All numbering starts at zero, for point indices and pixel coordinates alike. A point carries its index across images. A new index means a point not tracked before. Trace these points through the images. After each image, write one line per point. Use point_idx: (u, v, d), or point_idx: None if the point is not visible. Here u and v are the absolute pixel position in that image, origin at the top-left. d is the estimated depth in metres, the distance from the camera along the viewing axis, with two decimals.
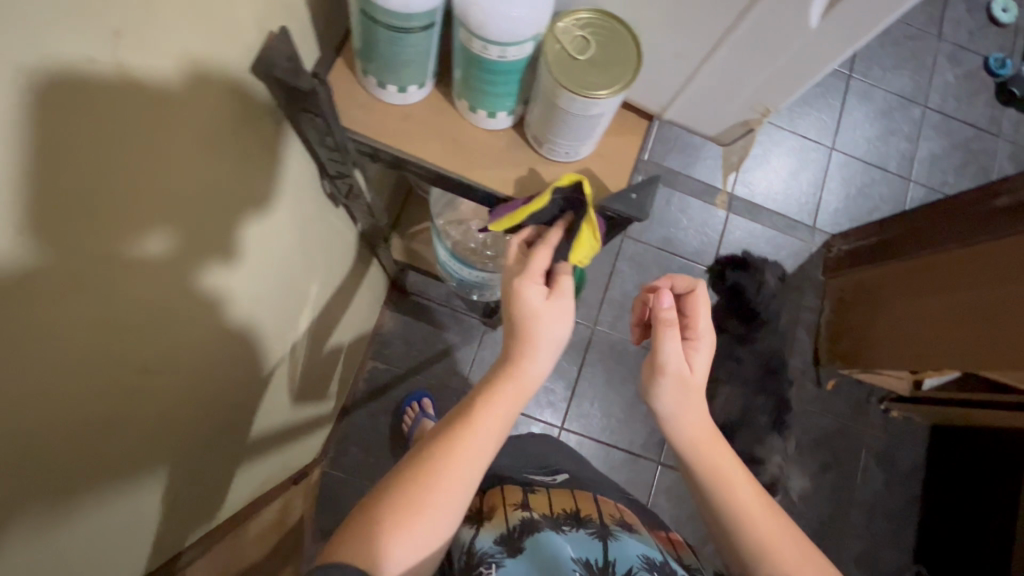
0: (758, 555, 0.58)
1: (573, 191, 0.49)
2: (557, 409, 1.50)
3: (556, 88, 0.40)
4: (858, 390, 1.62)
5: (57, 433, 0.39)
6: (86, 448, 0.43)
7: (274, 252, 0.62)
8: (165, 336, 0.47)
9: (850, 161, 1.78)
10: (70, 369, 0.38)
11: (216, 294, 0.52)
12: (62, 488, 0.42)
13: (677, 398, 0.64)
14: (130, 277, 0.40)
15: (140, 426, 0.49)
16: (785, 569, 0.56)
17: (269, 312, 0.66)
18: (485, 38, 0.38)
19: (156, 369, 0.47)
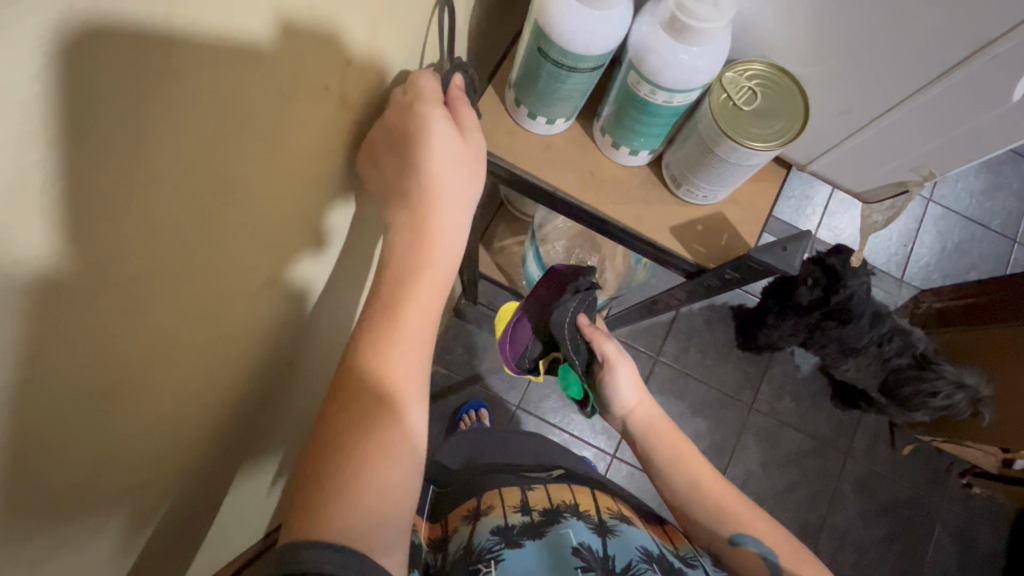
0: (718, 518, 0.62)
1: (703, 233, 0.49)
2: (611, 436, 1.48)
3: (718, 137, 0.40)
4: (937, 459, 1.51)
5: (222, 435, 0.41)
6: (237, 445, 0.45)
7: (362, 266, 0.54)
8: (258, 357, 0.40)
9: (948, 214, 1.67)
10: (191, 404, 0.34)
11: (290, 300, 0.41)
12: (211, 480, 0.44)
13: (626, 390, 0.72)
14: (224, 309, 0.33)
15: (274, 425, 0.51)
16: (741, 525, 0.61)
17: (347, 303, 0.55)
18: (655, 84, 0.38)
19: (297, 369, 0.49)
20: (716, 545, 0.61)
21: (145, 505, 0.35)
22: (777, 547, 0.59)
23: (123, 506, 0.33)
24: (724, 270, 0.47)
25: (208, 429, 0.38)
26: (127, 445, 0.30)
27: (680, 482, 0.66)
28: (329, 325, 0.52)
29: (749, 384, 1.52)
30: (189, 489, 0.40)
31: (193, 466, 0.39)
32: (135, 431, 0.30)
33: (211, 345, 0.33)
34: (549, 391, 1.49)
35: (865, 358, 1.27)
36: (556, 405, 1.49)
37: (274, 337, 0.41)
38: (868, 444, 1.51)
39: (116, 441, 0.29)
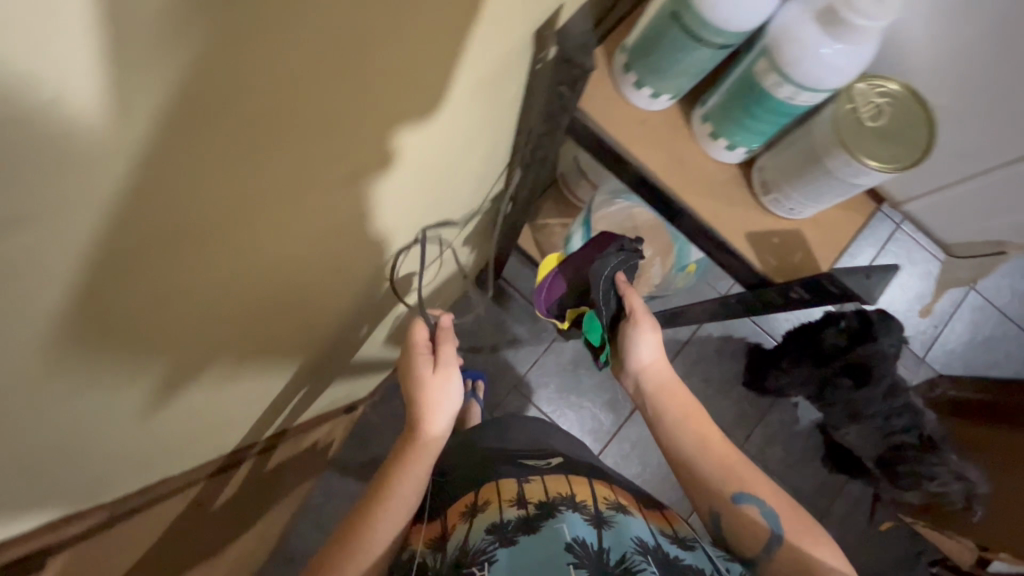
0: (721, 477, 0.62)
1: (778, 246, 0.48)
2: (597, 439, 1.48)
3: (832, 147, 0.38)
4: (911, 542, 1.49)
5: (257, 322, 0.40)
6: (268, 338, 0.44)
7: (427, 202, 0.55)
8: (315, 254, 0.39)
9: (986, 306, 1.63)
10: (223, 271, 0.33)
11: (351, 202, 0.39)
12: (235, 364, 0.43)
13: (645, 346, 0.71)
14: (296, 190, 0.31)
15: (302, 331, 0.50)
16: (745, 485, 0.62)
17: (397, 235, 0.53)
18: (785, 75, 0.37)
19: (339, 278, 0.49)
20: (722, 512, 0.61)
21: (174, 346, 0.36)
22: (778, 507, 0.60)
23: (153, 343, 0.34)
24: (790, 287, 0.45)
25: (242, 301, 0.37)
26: (172, 285, 0.30)
27: (685, 442, 0.66)
28: (379, 246, 0.52)
29: (744, 423, 1.51)
30: (215, 350, 0.41)
31: (223, 328, 0.39)
32: (188, 276, 0.31)
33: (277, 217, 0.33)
34: (548, 380, 1.49)
35: (870, 425, 1.25)
36: (552, 395, 1.49)
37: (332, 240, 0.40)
38: (846, 510, 1.49)
39: (169, 276, 0.29)
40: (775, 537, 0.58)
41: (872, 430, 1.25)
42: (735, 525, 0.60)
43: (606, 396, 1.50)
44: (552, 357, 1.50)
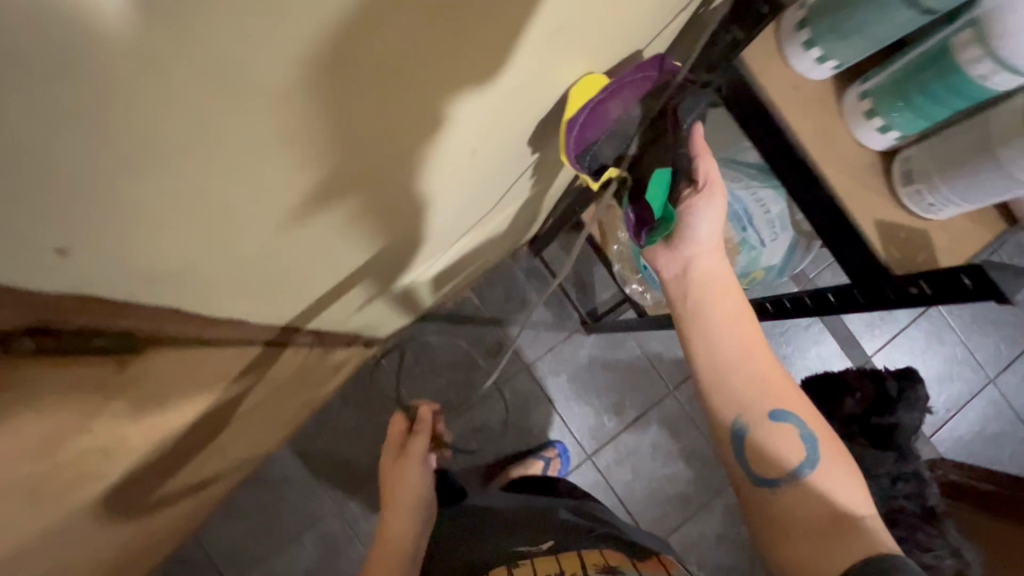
0: (759, 393, 0.58)
1: (903, 241, 0.47)
2: (596, 439, 1.47)
3: (1014, 136, 0.38)
4: None
5: (390, 181, 0.39)
6: (385, 207, 0.43)
7: (504, 148, 0.49)
8: (468, 123, 0.38)
9: (1003, 402, 1.62)
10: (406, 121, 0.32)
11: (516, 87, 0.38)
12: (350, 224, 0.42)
13: (709, 222, 0.57)
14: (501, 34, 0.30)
15: (404, 218, 0.49)
16: (785, 403, 0.57)
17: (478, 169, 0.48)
18: (989, 49, 0.36)
19: (460, 177, 0.47)
20: (755, 424, 0.57)
21: (310, 195, 0.33)
22: (818, 431, 0.56)
23: (231, 176, 0.26)
24: (912, 280, 0.44)
25: (403, 156, 0.36)
26: (359, 107, 0.28)
27: (728, 345, 0.59)
28: (452, 179, 0.46)
29: None
30: (306, 226, 0.36)
31: (350, 194, 0.36)
32: (373, 104, 0.28)
33: (478, 68, 0.32)
34: (560, 369, 1.48)
35: (874, 485, 1.19)
36: (561, 384, 1.48)
37: (484, 116, 0.39)
38: None
39: (370, 92, 0.27)
40: (808, 461, 0.55)
41: (875, 491, 1.19)
42: (756, 438, 0.57)
43: (613, 399, 1.48)
44: (569, 347, 1.48)
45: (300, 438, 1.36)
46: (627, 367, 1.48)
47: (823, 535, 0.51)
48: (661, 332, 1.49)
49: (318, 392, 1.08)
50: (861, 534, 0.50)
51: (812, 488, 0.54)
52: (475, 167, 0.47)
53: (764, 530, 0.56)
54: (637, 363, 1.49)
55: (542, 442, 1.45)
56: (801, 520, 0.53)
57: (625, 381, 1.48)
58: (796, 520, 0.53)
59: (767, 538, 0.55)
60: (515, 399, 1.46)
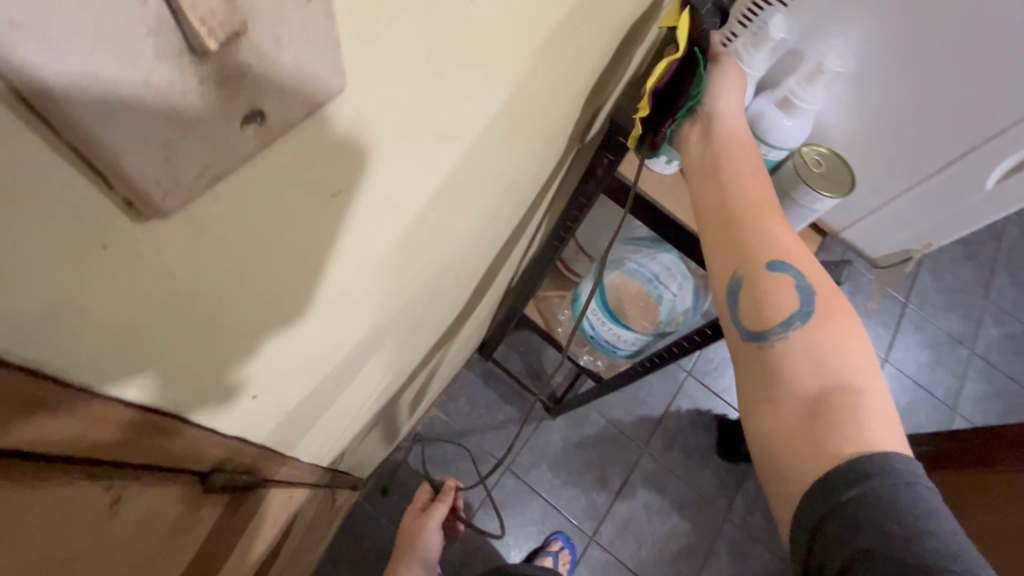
0: (761, 243, 0.53)
1: None
2: (593, 518, 1.50)
3: (796, 183, 0.59)
4: None
5: (412, 312, 0.51)
6: (403, 335, 0.54)
7: (438, 284, 0.52)
8: (458, 259, 0.52)
9: (901, 375, 1.91)
10: (424, 266, 0.45)
11: (484, 227, 0.53)
12: (381, 355, 0.53)
13: (734, 94, 0.57)
14: (477, 197, 0.46)
15: (413, 341, 0.60)
16: (788, 258, 0.53)
17: (424, 312, 0.54)
18: (763, 140, 0.59)
19: (451, 298, 0.60)
20: (752, 275, 0.53)
21: (365, 336, 0.44)
22: (818, 288, 0.52)
23: (237, 331, 0.27)
24: None
25: (421, 292, 0.49)
26: (404, 263, 0.40)
27: (743, 198, 0.55)
28: (399, 326, 0.50)
29: (725, 492, 1.58)
30: (352, 365, 0.46)
31: (388, 328, 0.48)
32: (409, 259, 0.40)
33: (469, 218, 0.47)
34: (539, 460, 1.53)
35: None
36: (544, 475, 1.52)
37: (466, 252, 0.53)
38: None
39: (408, 254, 0.39)
40: (800, 313, 0.51)
41: None
42: (749, 297, 0.53)
43: (595, 473, 1.55)
44: (541, 437, 1.55)
45: None
46: (598, 438, 1.57)
47: (804, 426, 0.47)
48: (617, 397, 1.62)
49: (315, 551, 1.05)
50: (849, 413, 0.46)
51: (803, 343, 0.50)
52: (318, 367, 0.38)
53: (756, 385, 0.52)
54: (606, 432, 1.59)
55: (543, 538, 1.45)
56: (787, 394, 0.50)
57: (600, 452, 1.56)
58: (783, 395, 0.49)
59: (749, 405, 0.52)
60: (506, 502, 1.48)
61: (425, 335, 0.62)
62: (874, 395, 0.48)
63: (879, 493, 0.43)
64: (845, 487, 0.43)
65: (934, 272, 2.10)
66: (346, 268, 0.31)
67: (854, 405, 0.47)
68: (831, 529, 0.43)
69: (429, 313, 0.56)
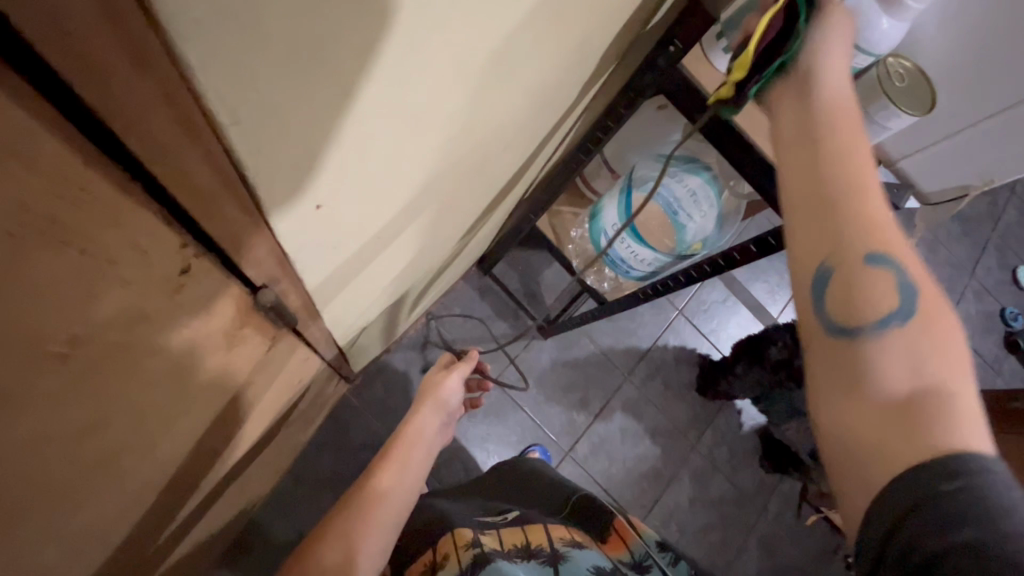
0: (863, 227, 0.48)
1: None
2: (570, 436, 1.56)
3: (875, 94, 0.55)
4: (831, 536, 1.65)
5: (459, 175, 0.47)
6: (442, 202, 0.50)
7: (492, 149, 0.48)
8: (516, 123, 0.48)
9: None
10: (489, 117, 0.41)
11: (550, 92, 0.48)
12: (420, 219, 0.49)
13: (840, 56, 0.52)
14: (558, 49, 0.41)
15: (445, 215, 0.57)
16: (889, 247, 0.48)
17: (468, 179, 0.50)
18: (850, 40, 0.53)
19: (491, 173, 0.56)
20: (847, 266, 0.48)
21: (417, 185, 0.41)
22: (916, 282, 0.48)
23: (337, 122, 0.26)
24: None
25: (475, 151, 0.45)
26: (476, 103, 0.36)
27: (846, 172, 0.48)
28: (446, 186, 0.47)
29: (697, 425, 1.65)
30: (395, 215, 0.43)
31: (437, 185, 0.45)
32: (482, 104, 0.37)
33: (544, 72, 0.42)
34: (526, 377, 1.56)
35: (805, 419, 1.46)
36: (528, 391, 1.55)
37: (524, 119, 0.49)
38: (779, 507, 1.64)
39: (483, 90, 0.35)
40: (897, 311, 0.47)
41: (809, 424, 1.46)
42: (840, 287, 0.48)
43: (578, 395, 1.59)
44: (530, 355, 1.57)
45: (277, 494, 1.30)
46: (585, 362, 1.60)
47: (893, 426, 0.43)
48: (609, 326, 1.64)
49: (306, 433, 1.06)
50: (945, 419, 0.43)
51: (899, 347, 0.46)
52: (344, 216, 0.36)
53: (834, 383, 0.48)
54: (593, 357, 1.62)
55: (522, 448, 1.51)
56: (874, 390, 0.45)
57: (586, 376, 1.60)
58: (870, 393, 0.45)
59: (827, 401, 0.47)
60: (489, 412, 1.51)
61: (457, 212, 0.58)
62: (971, 402, 0.44)
63: (978, 491, 0.39)
64: (946, 479, 0.40)
65: (929, 245, 2.13)
66: (437, 78, 0.30)
67: (948, 406, 0.43)
68: (919, 525, 0.40)
69: (470, 185, 0.53)
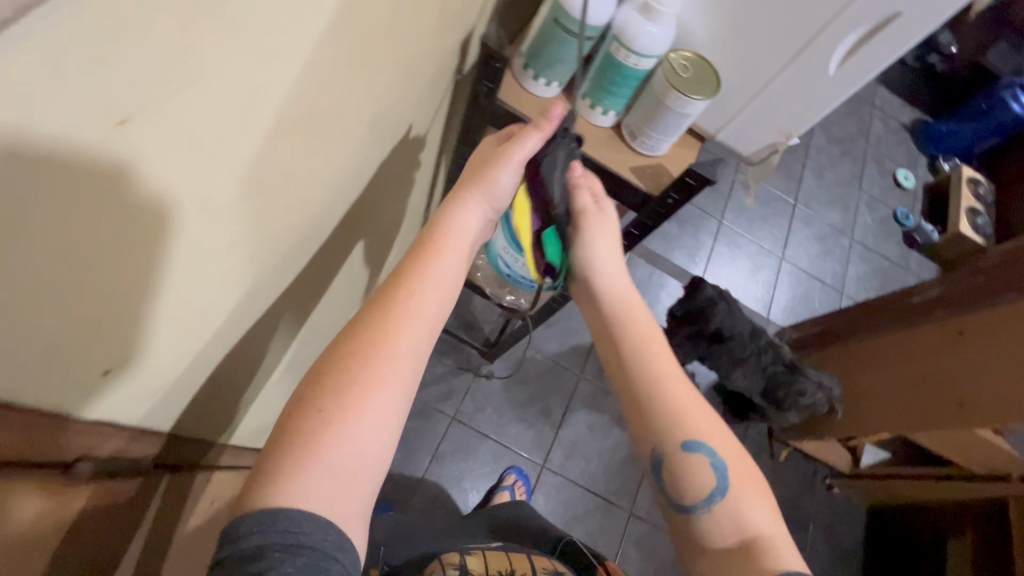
0: (672, 422, 0.58)
1: (651, 175, 0.71)
2: (542, 448, 1.58)
3: (668, 90, 0.61)
4: (807, 467, 1.70)
5: (294, 256, 0.51)
6: (289, 280, 0.54)
7: (316, 222, 0.52)
8: (334, 194, 0.52)
9: (797, 270, 2.11)
10: (297, 204, 0.45)
11: (357, 158, 0.52)
12: (271, 301, 0.52)
13: (607, 253, 0.65)
14: (342, 129, 0.46)
15: (305, 288, 0.59)
16: (698, 433, 0.58)
17: (304, 255, 0.54)
18: (632, 50, 0.60)
19: (337, 237, 0.60)
20: (669, 455, 0.58)
21: (246, 280, 0.44)
22: (728, 455, 0.58)
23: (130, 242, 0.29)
24: (666, 195, 0.69)
25: (298, 233, 0.49)
26: (267, 200, 0.40)
27: (644, 376, 0.59)
28: (284, 266, 0.50)
29: None
30: (240, 313, 0.46)
31: (274, 273, 0.49)
32: (277, 200, 0.42)
33: (338, 151, 0.47)
34: (483, 404, 1.57)
35: (750, 369, 1.44)
36: (489, 416, 1.57)
37: (344, 184, 0.53)
38: (754, 453, 1.68)
39: (268, 189, 0.39)
40: (717, 488, 0.57)
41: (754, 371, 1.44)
42: (671, 470, 0.58)
43: (539, 406, 1.61)
44: (481, 382, 1.59)
45: None
46: (536, 372, 1.63)
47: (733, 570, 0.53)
48: (549, 332, 1.69)
49: None
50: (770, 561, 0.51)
51: (723, 514, 0.56)
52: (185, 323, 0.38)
53: (690, 544, 0.57)
54: (542, 365, 1.65)
55: (498, 475, 1.51)
56: (716, 543, 0.55)
57: (541, 385, 1.63)
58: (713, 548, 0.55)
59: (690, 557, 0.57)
60: (456, 448, 1.51)
61: (316, 277, 0.61)
62: (782, 541, 0.54)
63: None
64: None
65: (815, 172, 2.32)
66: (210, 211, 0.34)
67: (771, 548, 0.53)
68: None
69: (312, 254, 0.56)
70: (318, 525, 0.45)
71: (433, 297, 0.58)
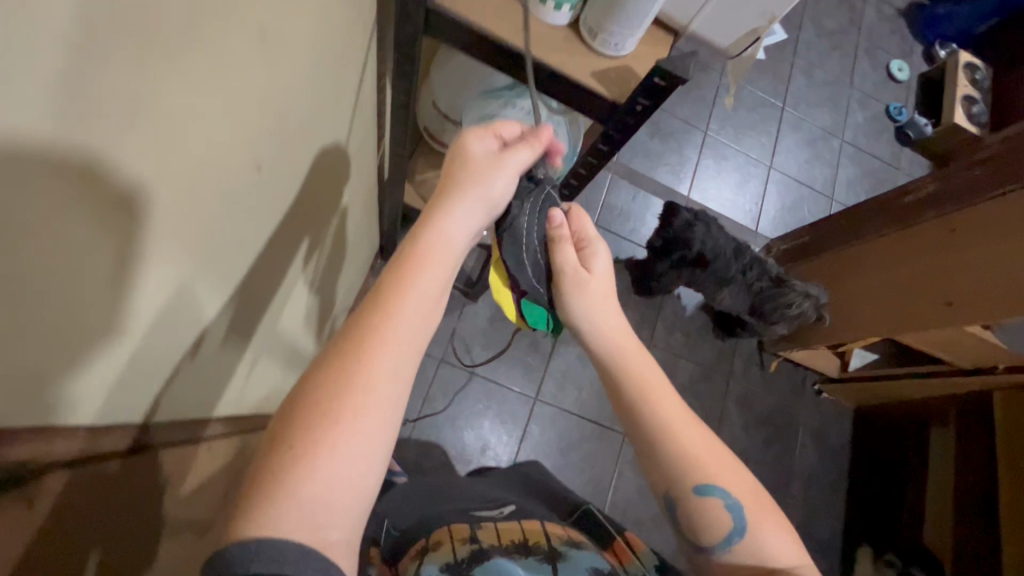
0: (686, 468, 0.59)
1: (616, 78, 0.63)
2: (533, 380, 1.58)
3: None
4: (797, 374, 1.72)
5: (213, 214, 0.45)
6: (218, 244, 0.48)
7: (233, 173, 0.45)
8: (249, 134, 0.45)
9: (785, 178, 2.03)
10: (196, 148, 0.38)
11: (267, 87, 0.45)
12: (198, 269, 0.46)
13: (596, 316, 0.65)
14: (232, 49, 0.38)
15: (242, 244, 0.54)
16: (711, 477, 0.59)
17: (228, 211, 0.47)
18: None
19: (268, 187, 0.53)
20: (681, 497, 0.60)
21: (146, 245, 0.37)
22: (745, 500, 0.59)
23: None
24: (635, 100, 0.60)
25: (211, 182, 0.42)
26: (140, 142, 0.32)
27: (658, 436, 0.60)
28: (202, 228, 0.44)
29: (647, 322, 1.68)
30: (153, 285, 0.40)
31: (189, 236, 0.42)
32: (160, 142, 0.34)
33: (234, 77, 0.40)
34: (469, 342, 1.54)
35: (737, 287, 1.41)
36: (477, 354, 1.55)
37: (260, 120, 0.46)
38: (744, 365, 1.70)
39: (139, 125, 0.31)
40: (735, 531, 0.58)
41: (740, 288, 1.40)
42: (687, 510, 0.60)
43: (527, 340, 1.59)
44: (466, 320, 1.55)
45: None
46: None
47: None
48: None
49: None
50: None
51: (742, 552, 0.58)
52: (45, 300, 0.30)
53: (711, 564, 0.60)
54: None
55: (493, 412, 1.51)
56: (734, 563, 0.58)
57: None
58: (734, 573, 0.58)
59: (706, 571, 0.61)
60: (447, 388, 1.51)
61: (255, 232, 0.55)
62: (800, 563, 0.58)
63: None
64: None
65: (804, 71, 2.17)
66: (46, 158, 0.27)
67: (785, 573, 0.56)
68: None
69: (240, 211, 0.49)
70: (303, 556, 0.42)
71: (420, 306, 0.53)
